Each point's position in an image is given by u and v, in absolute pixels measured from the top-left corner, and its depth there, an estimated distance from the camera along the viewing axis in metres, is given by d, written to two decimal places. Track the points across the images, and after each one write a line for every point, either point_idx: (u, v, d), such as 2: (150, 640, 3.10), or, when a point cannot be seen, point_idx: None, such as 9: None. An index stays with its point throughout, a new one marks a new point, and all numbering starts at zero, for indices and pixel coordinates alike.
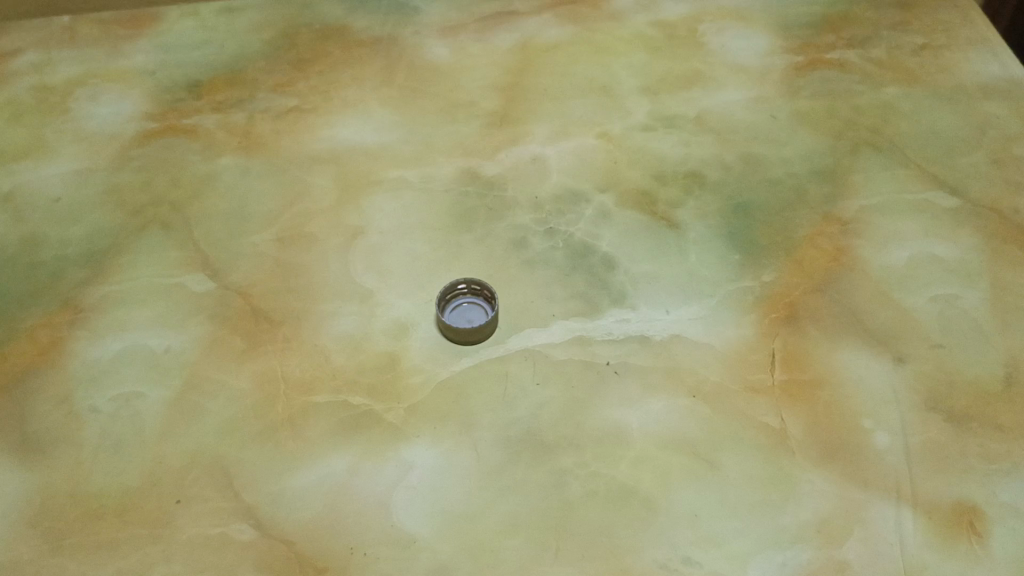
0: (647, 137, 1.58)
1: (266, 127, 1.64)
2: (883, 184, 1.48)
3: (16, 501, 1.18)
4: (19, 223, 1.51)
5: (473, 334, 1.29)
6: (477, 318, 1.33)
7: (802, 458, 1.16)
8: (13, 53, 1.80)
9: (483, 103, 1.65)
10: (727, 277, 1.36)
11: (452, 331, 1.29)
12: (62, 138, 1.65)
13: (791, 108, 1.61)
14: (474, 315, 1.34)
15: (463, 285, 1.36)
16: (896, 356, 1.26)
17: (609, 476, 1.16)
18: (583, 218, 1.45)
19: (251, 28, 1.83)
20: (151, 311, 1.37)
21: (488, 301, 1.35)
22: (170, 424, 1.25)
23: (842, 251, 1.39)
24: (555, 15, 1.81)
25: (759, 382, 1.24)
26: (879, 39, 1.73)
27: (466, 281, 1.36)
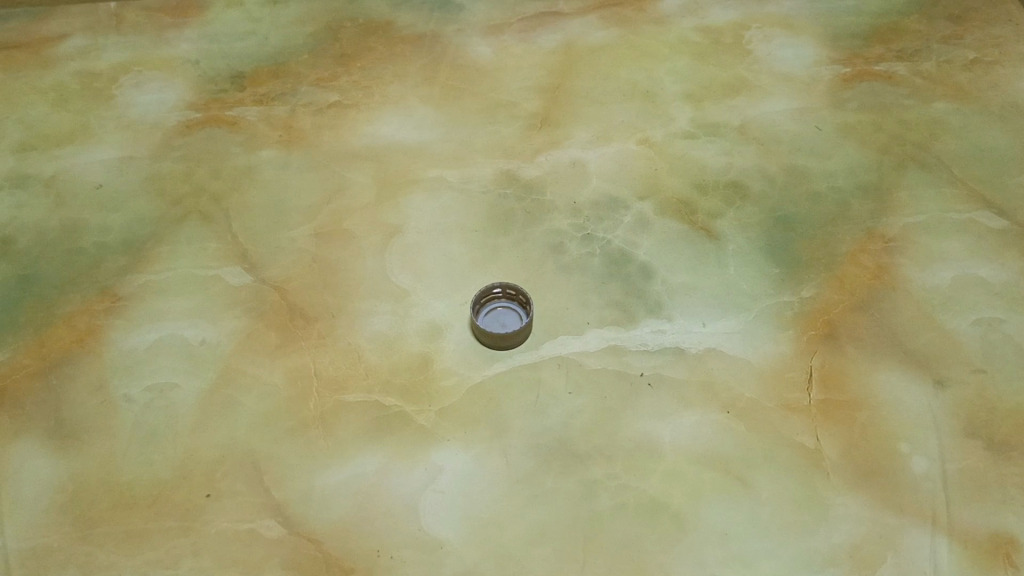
0: (688, 145, 1.56)
1: (307, 121, 1.64)
2: (929, 201, 1.46)
3: (49, 487, 1.19)
4: (61, 209, 1.52)
5: (506, 338, 1.28)
6: (511, 322, 1.32)
7: (836, 480, 1.15)
8: (60, 38, 1.82)
9: (525, 104, 1.64)
10: (766, 291, 1.34)
11: (484, 334, 1.28)
12: (106, 125, 1.66)
13: (837, 120, 1.59)
14: (508, 320, 1.33)
15: (498, 289, 1.34)
16: (936, 379, 1.24)
17: (640, 490, 1.15)
18: (621, 225, 1.44)
19: (296, 22, 1.83)
20: (188, 302, 1.38)
21: (522, 306, 1.33)
22: (203, 415, 1.25)
23: (884, 269, 1.37)
24: (600, 16, 1.79)
25: (795, 400, 1.22)
26: (929, 52, 1.70)
27: (501, 285, 1.34)
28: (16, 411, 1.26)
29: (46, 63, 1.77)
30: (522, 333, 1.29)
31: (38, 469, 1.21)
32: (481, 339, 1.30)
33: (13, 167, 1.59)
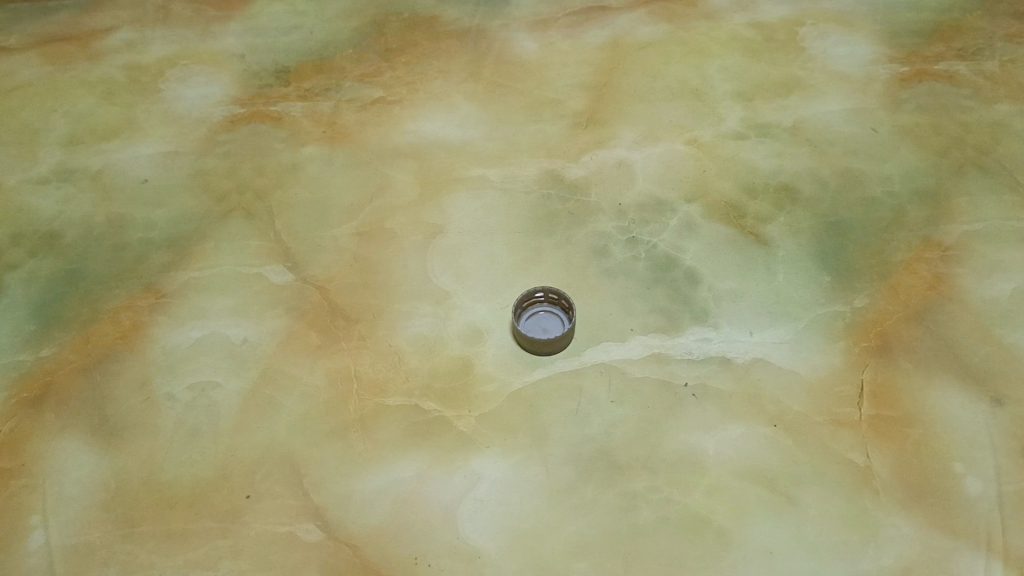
0: (738, 146, 1.52)
1: (351, 118, 1.63)
2: (989, 208, 1.41)
3: (92, 484, 1.20)
4: (108, 204, 1.53)
5: (541, 347, 1.26)
6: (552, 326, 1.30)
7: (887, 499, 1.11)
8: (108, 30, 1.83)
9: (571, 102, 1.61)
10: (816, 300, 1.31)
11: (523, 334, 1.27)
12: (152, 119, 1.66)
13: (893, 121, 1.54)
14: (550, 325, 1.31)
15: (541, 293, 1.32)
16: (993, 395, 1.20)
17: (682, 504, 1.13)
18: (667, 229, 1.41)
19: (341, 15, 1.82)
20: (231, 300, 1.38)
21: (565, 311, 1.31)
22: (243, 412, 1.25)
23: (941, 279, 1.32)
24: (649, 11, 1.76)
25: (846, 415, 1.19)
26: (993, 51, 1.64)
27: (544, 289, 1.32)
28: (62, 407, 1.27)
29: (94, 56, 1.78)
30: (559, 340, 1.27)
31: (83, 465, 1.22)
32: (521, 337, 1.29)
33: (61, 161, 1.60)
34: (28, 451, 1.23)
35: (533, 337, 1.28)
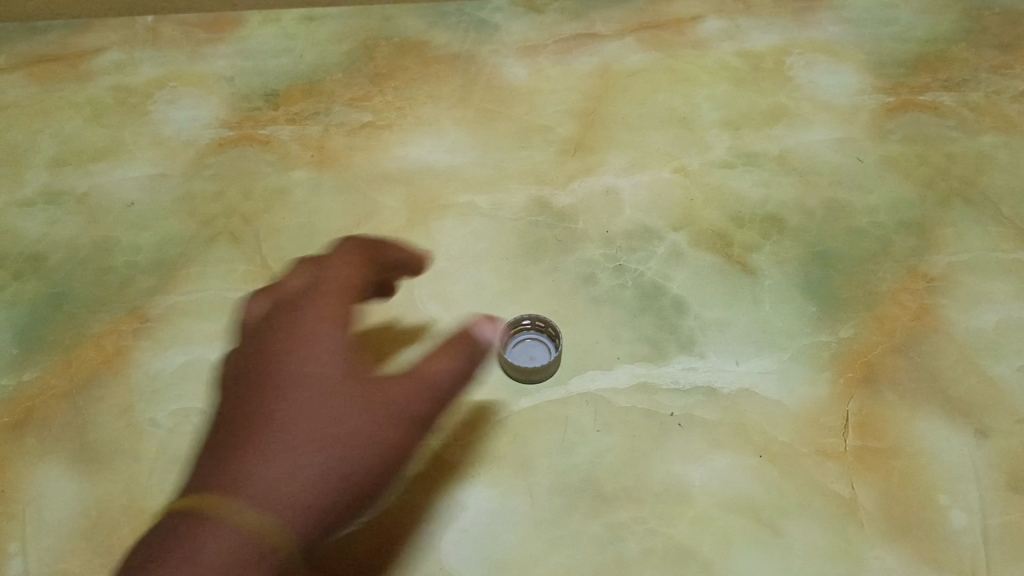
0: (725, 174, 1.53)
1: (340, 142, 1.63)
2: (974, 239, 1.42)
3: (73, 512, 1.19)
4: (93, 226, 1.53)
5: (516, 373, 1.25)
6: (539, 350, 1.30)
7: (872, 531, 1.11)
8: (96, 51, 1.82)
9: (559, 128, 1.62)
10: (802, 329, 1.31)
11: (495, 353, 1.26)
12: (140, 141, 1.66)
13: (879, 152, 1.55)
14: (536, 353, 1.30)
15: (527, 321, 1.32)
16: (978, 427, 1.20)
17: (667, 535, 1.13)
18: (654, 258, 1.42)
19: (331, 39, 1.82)
20: (216, 325, 1.37)
21: (551, 339, 1.31)
22: (217, 421, 1.21)
23: (926, 310, 1.33)
24: (638, 38, 1.76)
25: (831, 446, 1.19)
26: (977, 82, 1.65)
27: (531, 317, 1.32)
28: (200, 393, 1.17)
29: (82, 77, 1.78)
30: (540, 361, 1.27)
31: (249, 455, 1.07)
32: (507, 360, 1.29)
33: (47, 183, 1.60)
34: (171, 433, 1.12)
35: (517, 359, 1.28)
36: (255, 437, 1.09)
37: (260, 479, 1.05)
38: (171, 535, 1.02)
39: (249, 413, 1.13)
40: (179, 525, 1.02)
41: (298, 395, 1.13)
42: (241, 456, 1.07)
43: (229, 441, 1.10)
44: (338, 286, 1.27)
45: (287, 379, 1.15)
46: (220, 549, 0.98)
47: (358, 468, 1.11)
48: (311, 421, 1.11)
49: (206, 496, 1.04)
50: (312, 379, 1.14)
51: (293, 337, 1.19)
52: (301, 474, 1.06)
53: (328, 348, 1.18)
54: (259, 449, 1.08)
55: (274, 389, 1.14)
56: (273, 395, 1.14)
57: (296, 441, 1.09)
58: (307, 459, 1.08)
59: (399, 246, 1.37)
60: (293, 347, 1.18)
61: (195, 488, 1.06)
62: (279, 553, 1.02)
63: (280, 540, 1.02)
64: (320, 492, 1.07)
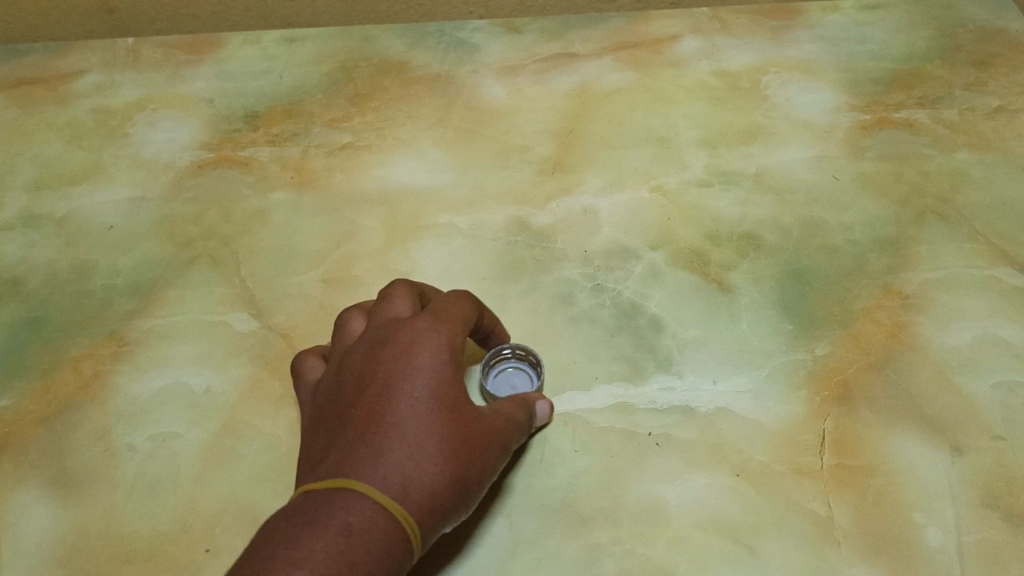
0: (703, 193, 1.54)
1: (319, 163, 1.63)
2: (948, 256, 1.42)
3: (48, 537, 1.18)
4: (72, 249, 1.52)
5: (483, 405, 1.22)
6: (522, 381, 1.27)
7: (848, 550, 1.11)
8: (76, 73, 1.83)
9: (538, 148, 1.63)
10: (779, 347, 1.32)
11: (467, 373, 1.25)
12: (119, 163, 1.66)
13: (856, 169, 1.56)
14: (519, 381, 1.27)
15: (508, 350, 1.28)
16: (953, 445, 1.21)
17: (644, 556, 1.12)
18: (632, 277, 1.42)
19: (312, 60, 1.83)
20: (195, 349, 1.37)
21: (533, 367, 1.28)
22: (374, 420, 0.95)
23: (901, 327, 1.33)
24: (616, 58, 1.78)
25: (808, 465, 1.19)
26: (952, 99, 1.67)
27: (512, 346, 1.28)
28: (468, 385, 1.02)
29: (62, 99, 1.78)
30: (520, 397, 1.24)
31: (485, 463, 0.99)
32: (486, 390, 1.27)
33: (26, 206, 1.60)
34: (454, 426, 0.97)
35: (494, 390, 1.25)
36: (396, 430, 0.94)
37: (406, 473, 0.91)
38: (307, 514, 0.88)
39: (365, 410, 0.97)
40: (314, 506, 0.88)
41: (445, 397, 0.98)
42: (390, 442, 0.93)
43: (368, 426, 0.95)
44: (455, 302, 1.11)
45: (433, 375, 0.98)
46: (360, 526, 0.87)
47: (473, 477, 0.97)
48: (455, 420, 0.97)
49: (348, 477, 0.90)
50: (442, 380, 0.99)
51: (428, 343, 1.01)
52: (437, 470, 0.93)
53: (448, 357, 1.01)
54: (404, 440, 0.93)
55: (405, 385, 0.97)
56: (406, 391, 0.97)
57: (436, 438, 0.94)
58: (442, 460, 0.94)
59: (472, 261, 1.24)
60: (424, 352, 1.00)
61: (322, 471, 0.92)
62: (407, 548, 0.89)
63: (411, 532, 0.90)
64: (445, 497, 0.93)
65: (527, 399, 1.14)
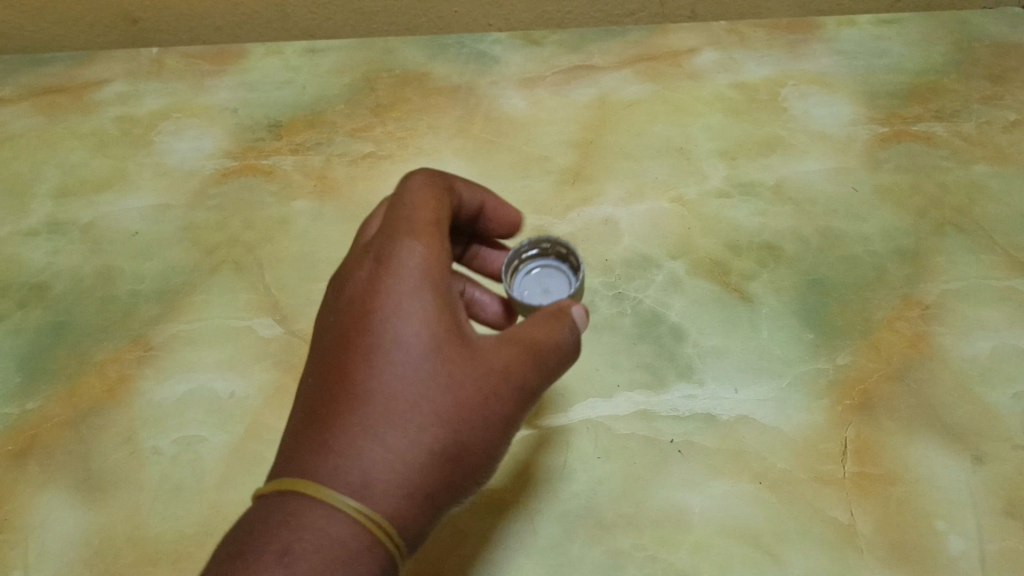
0: (722, 204, 1.55)
1: (341, 172, 1.65)
2: (967, 267, 1.44)
3: (74, 540, 1.19)
4: (97, 256, 1.54)
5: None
6: (560, 291, 1.22)
7: (870, 557, 1.12)
8: (100, 82, 1.85)
9: (558, 158, 1.64)
10: (799, 356, 1.33)
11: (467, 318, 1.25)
12: (143, 171, 1.68)
13: (874, 181, 1.57)
14: (549, 280, 1.25)
15: (533, 249, 1.26)
16: (974, 453, 1.21)
17: (667, 562, 1.13)
18: (653, 285, 1.43)
19: (333, 70, 1.85)
20: (219, 354, 1.39)
21: (561, 261, 1.25)
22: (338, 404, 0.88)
23: (921, 337, 1.34)
24: (634, 70, 1.80)
25: (829, 473, 1.20)
26: (969, 113, 1.68)
27: (536, 244, 1.25)
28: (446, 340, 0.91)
29: (87, 108, 1.80)
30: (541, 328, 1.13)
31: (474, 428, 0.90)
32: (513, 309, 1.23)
33: (51, 213, 1.62)
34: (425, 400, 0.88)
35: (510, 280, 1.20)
36: (358, 413, 0.87)
37: (364, 463, 0.85)
38: (264, 523, 0.83)
39: (330, 387, 0.90)
40: (267, 515, 0.84)
41: (417, 363, 0.89)
42: (350, 430, 0.86)
43: (331, 413, 0.88)
44: (439, 225, 1.00)
45: (404, 338, 0.90)
46: (314, 537, 0.81)
47: (462, 443, 0.89)
48: (430, 389, 0.89)
49: (303, 478, 0.85)
50: (415, 341, 0.90)
51: (397, 296, 0.92)
52: (405, 454, 0.86)
53: (424, 308, 0.92)
54: (367, 424, 0.87)
55: (373, 356, 0.90)
56: (371, 363, 0.89)
57: (404, 417, 0.87)
58: (413, 441, 0.87)
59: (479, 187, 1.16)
60: (386, 317, 0.91)
61: (284, 467, 0.88)
62: (383, 544, 0.83)
63: (383, 528, 0.83)
64: (421, 479, 0.86)
65: (547, 324, 0.99)
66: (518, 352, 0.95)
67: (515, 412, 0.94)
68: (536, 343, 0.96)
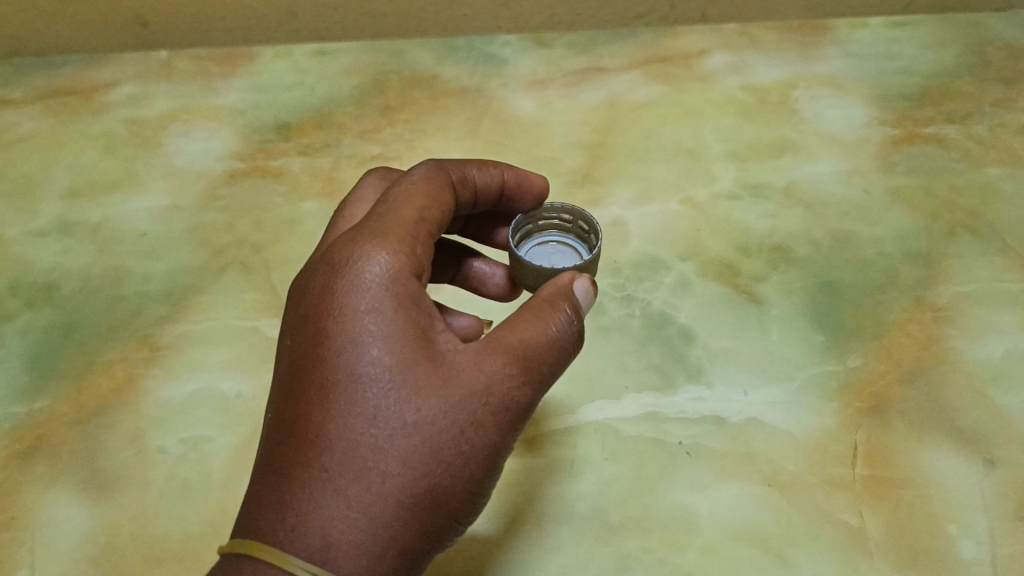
0: (732, 206, 1.54)
1: (350, 173, 1.65)
2: (979, 270, 1.42)
3: (80, 538, 1.18)
4: (105, 256, 1.54)
5: (446, 314, 1.17)
6: (563, 261, 1.21)
7: (881, 561, 1.10)
8: (111, 85, 1.86)
9: (567, 160, 1.64)
10: (810, 359, 1.31)
11: (471, 284, 1.30)
12: (152, 172, 1.68)
13: (886, 184, 1.56)
14: (561, 253, 1.25)
15: (557, 218, 1.26)
16: (986, 457, 1.20)
17: (675, 564, 1.11)
18: (661, 287, 1.42)
19: (343, 73, 1.85)
20: (226, 354, 1.38)
21: (579, 240, 1.25)
22: (296, 452, 0.83)
23: (933, 340, 1.33)
24: (644, 73, 1.79)
25: (839, 476, 1.19)
26: (982, 115, 1.67)
27: (560, 214, 1.26)
28: (409, 370, 0.84)
29: (97, 110, 1.81)
30: (547, 277, 1.12)
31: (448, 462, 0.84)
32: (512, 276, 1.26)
33: (61, 213, 1.62)
34: (389, 441, 0.82)
35: (512, 235, 1.22)
36: (316, 463, 0.81)
37: (324, 522, 0.79)
38: None
39: (285, 430, 0.85)
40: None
41: (379, 402, 0.83)
42: (306, 481, 0.81)
43: (290, 462, 0.82)
44: (404, 234, 0.93)
45: (361, 372, 0.84)
46: None
47: (435, 481, 0.83)
48: (393, 425, 0.82)
49: (254, 539, 0.80)
50: (375, 377, 0.83)
51: (353, 321, 0.86)
52: (367, 503, 0.80)
53: (382, 334, 0.85)
54: (325, 476, 0.81)
55: (328, 393, 0.84)
56: (326, 401, 0.84)
57: (364, 465, 0.81)
58: (376, 487, 0.81)
59: (494, 164, 1.15)
60: (343, 352, 0.85)
61: (243, 522, 0.83)
62: None
63: None
64: (388, 528, 0.81)
65: (529, 329, 0.91)
66: (494, 368, 0.87)
67: (499, 436, 0.87)
68: (519, 354, 0.88)
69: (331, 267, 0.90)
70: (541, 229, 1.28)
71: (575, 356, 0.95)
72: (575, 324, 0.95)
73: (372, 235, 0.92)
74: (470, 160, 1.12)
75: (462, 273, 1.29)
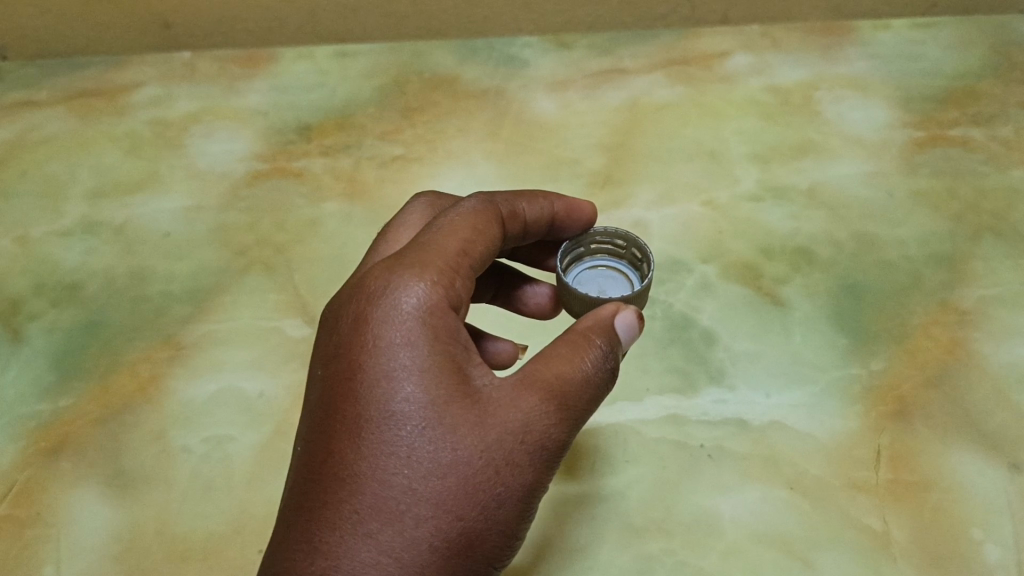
0: (754, 207, 1.54)
1: (371, 175, 1.65)
2: (1004, 273, 1.41)
3: (105, 537, 1.19)
4: (129, 256, 1.55)
5: (485, 339, 1.19)
6: (615, 288, 1.20)
7: (904, 564, 1.10)
8: (134, 86, 1.87)
9: (587, 161, 1.64)
10: (834, 362, 1.31)
11: (515, 304, 1.31)
12: (175, 173, 1.69)
13: (910, 187, 1.55)
14: (611, 279, 1.23)
15: (609, 243, 1.24)
16: (1011, 462, 1.19)
17: (697, 567, 1.11)
18: (683, 289, 1.42)
19: (364, 74, 1.86)
20: (249, 354, 1.39)
21: (630, 266, 1.24)
22: (329, 490, 0.82)
23: (957, 343, 1.32)
24: (665, 74, 1.79)
25: (863, 479, 1.18)
26: (1007, 117, 1.66)
27: (614, 239, 1.24)
28: (445, 409, 0.84)
29: (120, 111, 1.82)
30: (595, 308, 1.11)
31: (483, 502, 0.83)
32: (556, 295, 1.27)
33: (85, 213, 1.63)
34: (424, 482, 0.81)
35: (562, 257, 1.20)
36: (350, 503, 0.81)
37: (357, 565, 0.79)
38: None
39: (318, 468, 0.84)
40: None
41: (414, 442, 0.82)
42: (339, 523, 0.81)
43: (323, 501, 0.82)
44: (443, 265, 0.93)
45: (397, 410, 0.83)
46: None
47: (469, 523, 0.82)
48: (428, 465, 0.82)
49: None
50: (410, 416, 0.83)
51: (389, 357, 0.86)
52: (400, 546, 0.80)
53: (418, 369, 0.85)
54: (359, 517, 0.80)
55: (362, 430, 0.84)
56: (361, 439, 0.83)
57: (399, 506, 0.81)
58: (410, 530, 0.80)
59: (543, 196, 1.15)
60: (378, 388, 0.85)
61: (272, 561, 0.83)
62: None
63: None
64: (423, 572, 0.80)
65: (563, 365, 0.91)
66: (530, 406, 0.86)
67: (534, 475, 0.86)
68: (554, 393, 0.88)
69: (367, 301, 0.90)
70: (592, 252, 1.26)
71: (609, 393, 0.95)
72: (609, 360, 0.94)
73: (409, 266, 0.92)
74: (520, 193, 1.12)
75: (504, 293, 1.30)
